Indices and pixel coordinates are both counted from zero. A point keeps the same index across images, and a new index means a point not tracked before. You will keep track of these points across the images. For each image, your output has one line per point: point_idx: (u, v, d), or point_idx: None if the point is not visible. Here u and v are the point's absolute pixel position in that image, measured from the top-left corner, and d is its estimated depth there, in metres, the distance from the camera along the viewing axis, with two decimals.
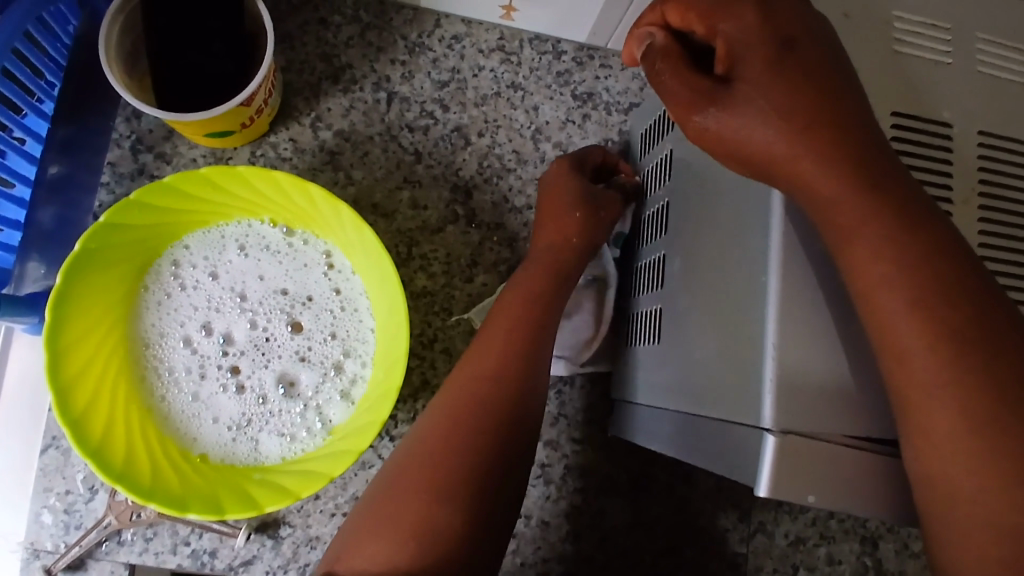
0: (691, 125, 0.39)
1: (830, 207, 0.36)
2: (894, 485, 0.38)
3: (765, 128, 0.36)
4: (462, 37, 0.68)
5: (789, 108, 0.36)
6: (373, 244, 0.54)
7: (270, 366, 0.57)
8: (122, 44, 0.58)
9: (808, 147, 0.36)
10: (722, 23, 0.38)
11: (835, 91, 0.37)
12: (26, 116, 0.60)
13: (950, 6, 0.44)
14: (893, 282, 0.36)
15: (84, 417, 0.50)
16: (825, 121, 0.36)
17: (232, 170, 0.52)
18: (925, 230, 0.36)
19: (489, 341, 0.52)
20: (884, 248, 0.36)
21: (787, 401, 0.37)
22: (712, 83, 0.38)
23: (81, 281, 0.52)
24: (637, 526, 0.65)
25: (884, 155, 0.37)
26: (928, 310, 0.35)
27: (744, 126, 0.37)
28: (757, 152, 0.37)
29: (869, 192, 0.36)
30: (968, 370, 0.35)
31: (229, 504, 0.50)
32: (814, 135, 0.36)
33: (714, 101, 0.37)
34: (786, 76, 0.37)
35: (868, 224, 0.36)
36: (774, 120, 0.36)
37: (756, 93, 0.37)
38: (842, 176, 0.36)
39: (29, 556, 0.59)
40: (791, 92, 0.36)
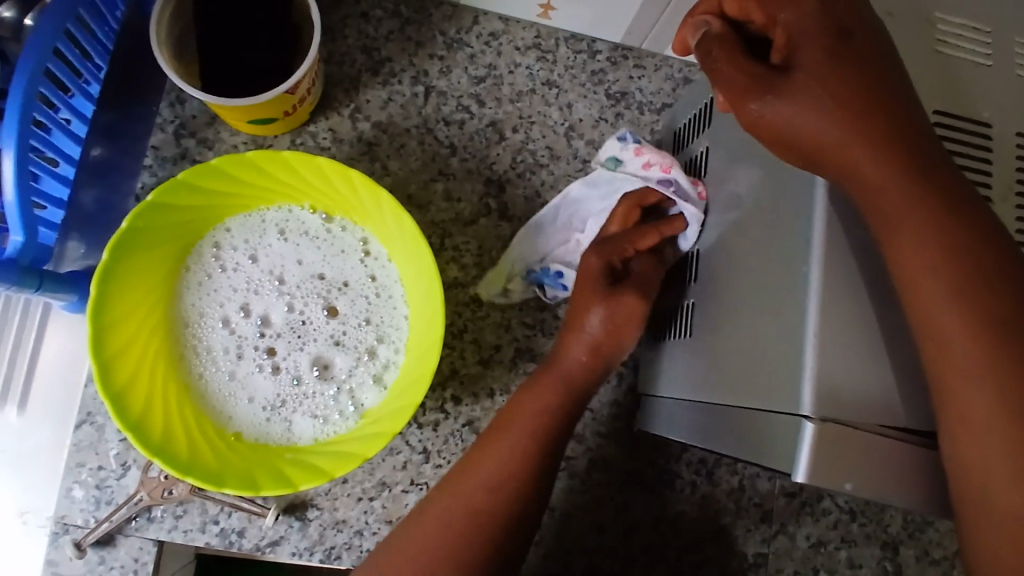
0: (744, 111, 0.39)
1: (881, 196, 0.37)
2: (931, 475, 0.38)
3: (822, 116, 0.37)
4: (500, 34, 0.69)
5: (844, 96, 0.37)
6: (411, 231, 0.54)
7: (306, 349, 0.58)
8: (172, 29, 0.59)
9: (860, 137, 0.37)
10: (780, 13, 0.39)
11: (886, 82, 0.38)
12: (72, 96, 0.60)
13: (991, 10, 0.45)
14: (939, 268, 0.37)
15: (125, 393, 0.51)
16: (878, 113, 0.37)
17: (278, 155, 0.53)
18: (973, 220, 0.37)
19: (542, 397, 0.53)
20: (934, 234, 0.37)
21: (829, 386, 0.37)
22: (769, 71, 0.39)
23: (127, 257, 0.53)
24: (660, 521, 0.65)
25: (932, 149, 0.38)
26: (970, 301, 0.36)
27: (801, 114, 0.38)
28: (812, 138, 0.38)
29: (919, 181, 0.37)
30: (1007, 358, 0.36)
31: (264, 482, 0.50)
32: (866, 125, 0.37)
33: (771, 87, 0.38)
34: (841, 66, 0.38)
35: (919, 210, 0.37)
36: (831, 108, 0.37)
37: (814, 83, 0.38)
38: (894, 165, 0.37)
39: (58, 530, 0.59)
40: (845, 81, 0.38)
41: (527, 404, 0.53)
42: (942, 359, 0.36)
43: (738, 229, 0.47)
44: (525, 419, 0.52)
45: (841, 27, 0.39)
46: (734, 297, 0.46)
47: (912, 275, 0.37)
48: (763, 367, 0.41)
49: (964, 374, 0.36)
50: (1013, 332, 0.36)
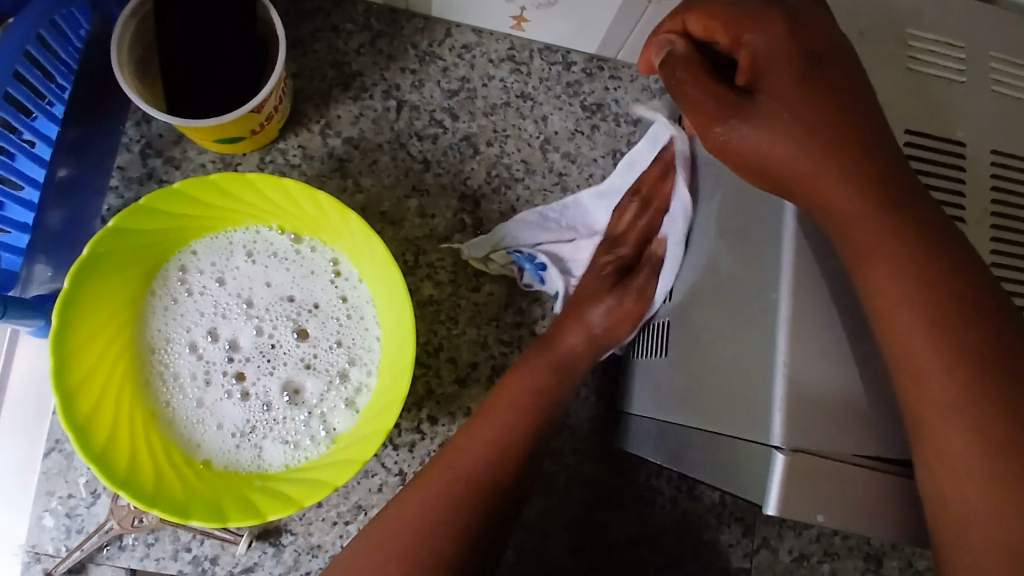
0: (710, 135, 0.38)
1: (849, 222, 0.36)
2: (905, 507, 0.38)
3: (788, 140, 0.36)
4: (473, 46, 0.68)
5: (810, 120, 0.36)
6: (380, 253, 0.53)
7: (276, 373, 0.57)
8: (133, 48, 0.58)
9: (827, 161, 0.36)
10: (746, 33, 0.38)
11: (851, 105, 0.37)
12: (35, 118, 0.60)
13: (964, 24, 0.44)
14: (909, 296, 0.36)
15: (88, 424, 0.50)
16: (845, 136, 0.36)
17: (243, 178, 0.52)
18: (942, 245, 0.36)
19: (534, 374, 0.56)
20: (905, 260, 0.36)
21: (797, 420, 0.36)
22: (736, 95, 0.38)
23: (88, 285, 0.52)
24: (641, 538, 0.65)
25: (902, 172, 0.37)
26: (943, 330, 0.35)
27: (767, 138, 0.37)
28: (778, 163, 0.37)
29: (888, 205, 0.36)
30: (983, 390, 0.34)
31: (231, 512, 0.50)
32: (834, 148, 0.36)
33: (736, 111, 0.37)
34: (807, 90, 0.37)
35: (887, 236, 0.36)
36: (797, 132, 0.36)
37: (780, 106, 0.37)
38: (862, 189, 0.36)
39: (30, 559, 0.59)
40: (812, 104, 0.37)
41: (518, 384, 0.55)
42: (913, 388, 0.35)
43: (709, 250, 0.46)
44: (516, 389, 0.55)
45: (807, 48, 0.38)
46: (705, 321, 0.45)
47: (881, 303, 0.36)
48: (732, 397, 0.40)
49: (938, 404, 0.35)
50: (989, 360, 0.35)
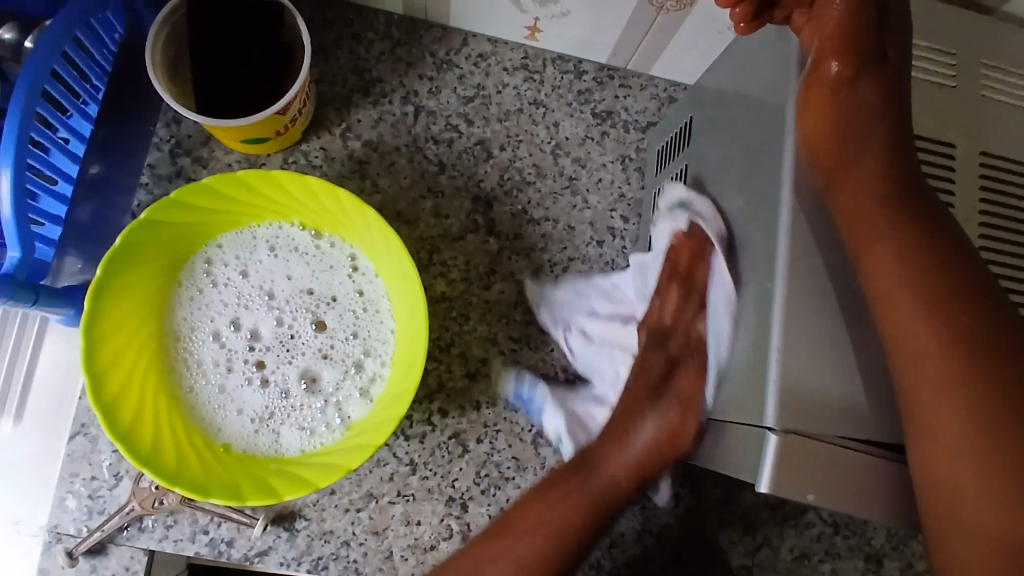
0: (821, 71, 0.43)
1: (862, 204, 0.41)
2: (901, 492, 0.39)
3: (855, 117, 0.43)
4: (488, 55, 0.70)
5: (863, 114, 0.43)
6: (397, 249, 0.56)
7: (294, 362, 0.60)
8: (166, 52, 0.61)
9: (865, 150, 0.43)
10: None
11: (891, 113, 0.43)
12: (71, 116, 0.62)
13: (959, 32, 0.46)
14: (905, 278, 0.39)
15: (115, 405, 0.53)
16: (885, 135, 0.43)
17: (267, 174, 0.54)
18: (935, 247, 0.40)
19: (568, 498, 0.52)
20: (901, 253, 0.40)
21: (792, 402, 0.37)
22: (858, 54, 0.43)
23: (121, 274, 0.54)
24: (644, 534, 0.66)
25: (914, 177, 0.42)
26: (939, 313, 0.39)
27: (845, 105, 0.43)
28: (835, 127, 0.42)
29: (893, 204, 0.41)
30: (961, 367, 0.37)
31: (249, 492, 0.52)
32: (872, 142, 0.43)
33: (857, 66, 0.43)
34: (881, 90, 0.43)
35: (891, 228, 0.40)
36: (865, 117, 0.43)
37: (868, 89, 0.43)
38: (874, 185, 0.42)
39: (52, 539, 0.60)
40: (885, 96, 0.43)
41: (544, 514, 0.52)
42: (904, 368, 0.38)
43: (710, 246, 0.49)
44: (546, 511, 0.52)
45: None
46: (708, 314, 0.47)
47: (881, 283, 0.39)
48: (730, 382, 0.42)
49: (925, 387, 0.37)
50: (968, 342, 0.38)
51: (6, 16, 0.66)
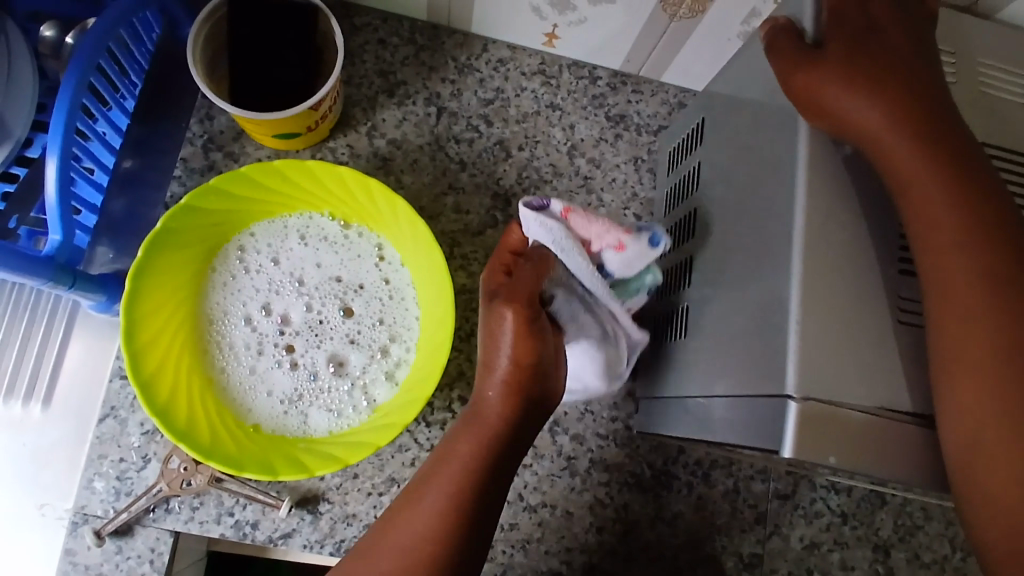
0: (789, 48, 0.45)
1: (890, 153, 0.42)
2: (920, 450, 0.41)
3: (863, 74, 0.43)
4: (507, 60, 0.74)
5: (870, 70, 0.43)
6: (424, 236, 0.58)
7: (323, 346, 0.62)
8: (205, 50, 0.64)
9: (890, 101, 0.42)
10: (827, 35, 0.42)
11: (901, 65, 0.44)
12: (110, 109, 0.66)
13: (957, 34, 0.50)
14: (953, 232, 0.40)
15: (151, 381, 0.54)
16: (902, 82, 0.43)
17: (303, 164, 0.57)
18: (965, 171, 0.41)
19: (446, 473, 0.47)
20: (939, 187, 0.41)
21: (811, 368, 0.40)
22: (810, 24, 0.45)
23: (160, 256, 0.56)
24: (658, 520, 0.68)
25: (940, 108, 0.43)
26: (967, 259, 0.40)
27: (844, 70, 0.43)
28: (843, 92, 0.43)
29: (926, 145, 0.41)
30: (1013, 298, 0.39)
31: (281, 467, 0.53)
32: (893, 90, 0.43)
33: (826, 36, 0.45)
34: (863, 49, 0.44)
35: (925, 166, 0.41)
36: (870, 76, 0.43)
37: (855, 50, 0.44)
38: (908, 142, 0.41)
39: (78, 520, 0.61)
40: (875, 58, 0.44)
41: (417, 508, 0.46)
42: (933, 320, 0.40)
43: (723, 234, 0.52)
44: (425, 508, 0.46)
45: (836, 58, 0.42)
46: (725, 293, 0.50)
47: (922, 224, 0.41)
48: (751, 350, 0.44)
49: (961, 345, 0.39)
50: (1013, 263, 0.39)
51: (46, 16, 0.68)
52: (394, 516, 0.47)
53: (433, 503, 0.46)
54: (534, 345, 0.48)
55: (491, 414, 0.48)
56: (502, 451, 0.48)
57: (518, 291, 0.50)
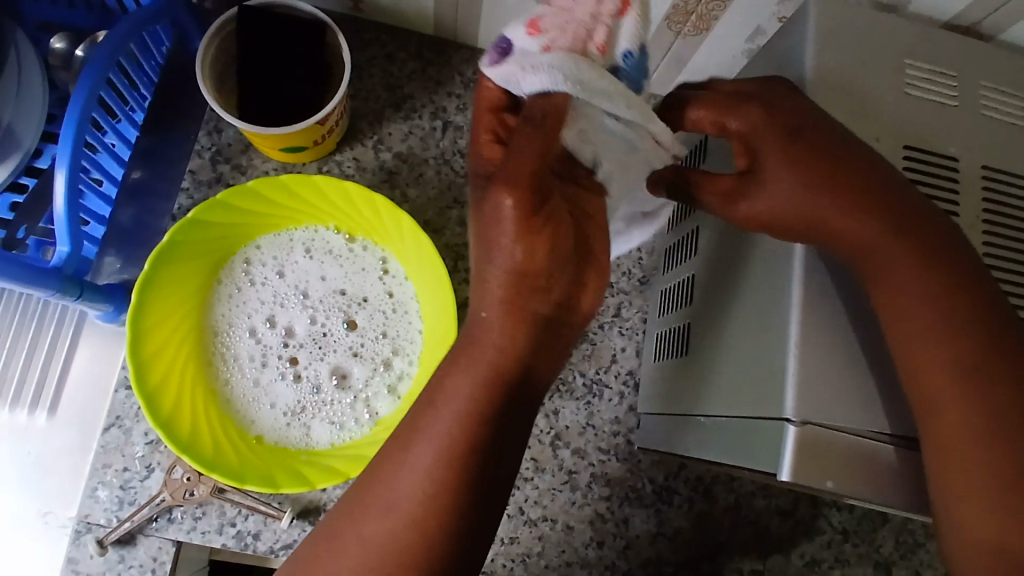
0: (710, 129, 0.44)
1: (822, 233, 0.41)
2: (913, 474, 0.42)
3: (764, 157, 0.42)
4: None
5: (778, 138, 0.42)
6: (428, 250, 0.58)
7: (326, 359, 0.62)
8: (214, 64, 0.64)
9: (802, 180, 0.41)
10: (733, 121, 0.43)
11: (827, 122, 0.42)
12: (119, 121, 0.67)
13: (959, 56, 0.50)
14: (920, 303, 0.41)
15: (156, 393, 0.55)
16: (807, 146, 0.41)
17: (309, 179, 0.57)
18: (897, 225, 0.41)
19: (448, 400, 0.41)
20: (876, 250, 0.41)
21: (807, 393, 0.41)
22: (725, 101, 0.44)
23: (166, 269, 0.57)
24: (657, 536, 0.68)
25: (856, 166, 0.42)
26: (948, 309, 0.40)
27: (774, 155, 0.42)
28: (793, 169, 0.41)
29: (850, 214, 0.41)
30: (968, 327, 0.40)
31: (283, 480, 0.54)
32: (796, 163, 0.41)
33: (722, 113, 0.44)
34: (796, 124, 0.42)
35: (856, 234, 0.41)
36: (770, 153, 0.42)
37: (752, 125, 0.43)
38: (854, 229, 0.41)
39: (82, 529, 0.62)
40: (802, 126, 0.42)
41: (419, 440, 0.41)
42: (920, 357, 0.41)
43: (724, 253, 0.52)
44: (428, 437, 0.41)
45: (793, 126, 0.42)
46: (726, 312, 0.50)
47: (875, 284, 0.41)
48: (752, 371, 0.45)
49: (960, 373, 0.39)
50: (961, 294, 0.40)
51: (58, 28, 0.69)
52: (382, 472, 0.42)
53: (420, 461, 0.41)
54: (538, 247, 0.39)
55: (489, 341, 0.41)
56: (504, 388, 0.41)
57: (522, 166, 0.38)
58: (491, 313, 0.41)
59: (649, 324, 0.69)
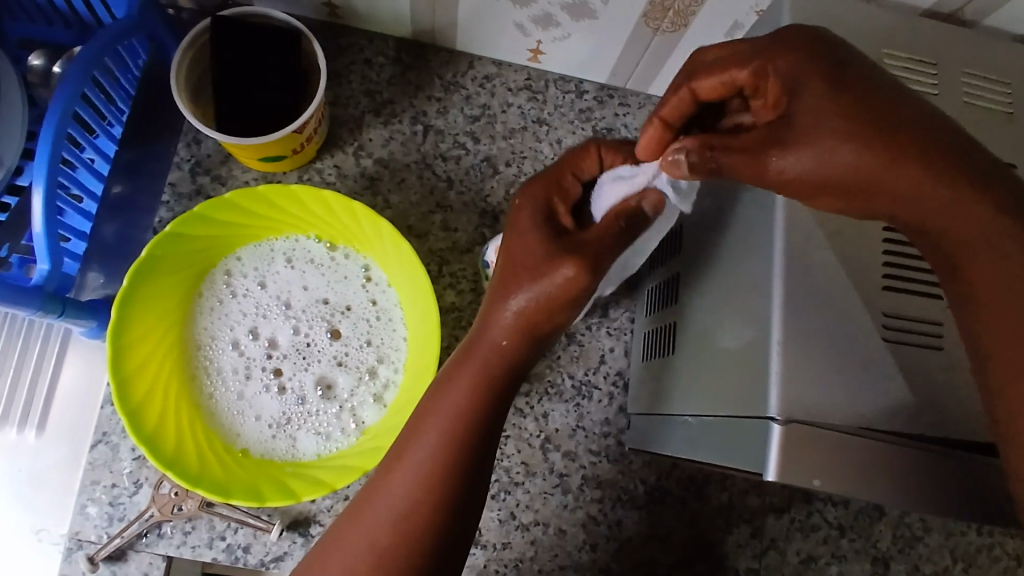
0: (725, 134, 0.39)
1: (880, 184, 0.37)
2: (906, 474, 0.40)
3: (806, 100, 0.38)
4: (493, 77, 0.73)
5: (820, 76, 0.39)
6: (408, 257, 0.58)
7: (310, 369, 0.62)
8: (189, 75, 0.64)
9: (849, 123, 0.37)
10: (772, 64, 0.40)
11: (873, 76, 0.40)
12: (97, 136, 0.66)
13: (938, 45, 0.49)
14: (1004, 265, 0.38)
15: (139, 409, 0.55)
16: (853, 90, 0.38)
17: (286, 189, 0.57)
18: (948, 167, 0.38)
19: (464, 373, 0.48)
20: (931, 199, 0.38)
21: (787, 393, 0.40)
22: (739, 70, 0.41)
23: (146, 284, 0.56)
24: (651, 536, 0.67)
25: (899, 111, 0.38)
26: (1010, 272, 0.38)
27: (824, 107, 0.38)
28: (849, 123, 0.37)
29: (906, 160, 0.37)
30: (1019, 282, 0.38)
31: (268, 493, 0.53)
32: (850, 107, 0.37)
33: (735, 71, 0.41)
34: (838, 73, 0.39)
35: (924, 186, 0.37)
36: (809, 98, 0.38)
37: (794, 67, 0.39)
38: (926, 189, 0.37)
39: (72, 546, 0.62)
40: (838, 73, 0.39)
41: (439, 404, 0.47)
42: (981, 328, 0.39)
43: (705, 252, 0.52)
44: (450, 402, 0.47)
45: (837, 63, 0.39)
46: (708, 311, 0.49)
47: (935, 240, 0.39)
48: (734, 372, 0.44)
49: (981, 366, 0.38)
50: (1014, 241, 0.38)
51: (37, 45, 0.69)
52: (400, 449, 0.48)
53: (423, 446, 0.46)
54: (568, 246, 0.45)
55: (506, 326, 0.47)
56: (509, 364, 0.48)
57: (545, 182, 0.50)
58: (518, 309, 0.46)
59: (636, 323, 0.69)
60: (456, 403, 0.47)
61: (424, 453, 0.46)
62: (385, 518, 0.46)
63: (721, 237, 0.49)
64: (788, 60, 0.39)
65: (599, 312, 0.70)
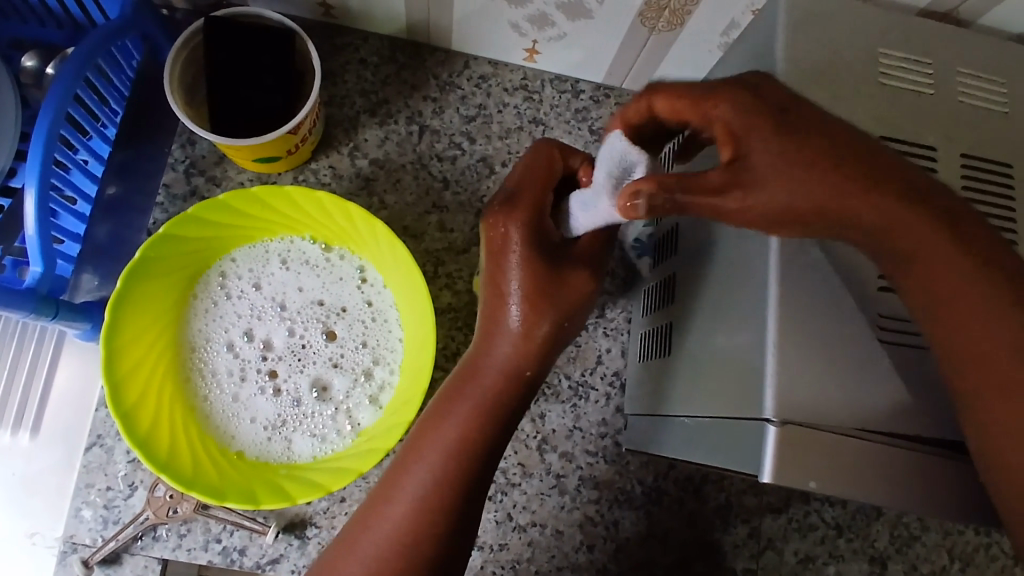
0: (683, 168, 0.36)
1: (846, 208, 0.37)
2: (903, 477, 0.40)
3: (758, 144, 0.36)
4: (489, 76, 0.73)
5: (783, 111, 0.37)
6: (404, 258, 0.57)
7: (306, 371, 0.62)
8: (183, 75, 0.64)
9: (800, 165, 0.35)
10: (715, 109, 0.37)
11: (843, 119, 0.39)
12: (91, 138, 0.66)
13: (934, 44, 0.49)
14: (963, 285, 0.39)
15: (134, 411, 0.54)
16: (809, 124, 0.37)
17: (280, 190, 0.56)
18: (916, 189, 0.38)
19: (470, 395, 0.48)
20: (896, 225, 0.38)
21: (783, 394, 0.40)
22: (690, 101, 0.38)
23: (140, 286, 0.56)
24: (648, 537, 0.67)
25: (859, 141, 0.38)
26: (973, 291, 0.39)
27: (784, 145, 0.36)
28: (812, 167, 0.36)
29: (870, 187, 0.37)
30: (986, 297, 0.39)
31: (263, 496, 0.53)
32: (816, 135, 0.37)
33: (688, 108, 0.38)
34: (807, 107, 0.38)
35: (889, 211, 0.37)
36: (758, 139, 0.36)
37: (741, 106, 0.37)
38: (895, 216, 0.37)
39: (67, 549, 0.61)
40: (798, 106, 0.37)
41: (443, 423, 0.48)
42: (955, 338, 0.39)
43: (701, 252, 0.51)
44: (454, 420, 0.48)
45: (780, 105, 0.37)
46: (704, 311, 0.49)
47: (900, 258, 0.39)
48: (730, 373, 0.44)
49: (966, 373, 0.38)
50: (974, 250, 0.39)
51: (29, 45, 0.69)
52: (400, 467, 0.48)
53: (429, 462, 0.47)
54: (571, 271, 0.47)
55: (508, 346, 0.48)
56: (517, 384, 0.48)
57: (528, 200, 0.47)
58: (522, 327, 0.48)
59: (633, 323, 0.68)
60: (461, 422, 0.47)
61: (430, 469, 0.47)
62: (394, 532, 0.45)
63: (718, 237, 0.49)
64: (733, 102, 0.37)
65: (596, 312, 0.69)
